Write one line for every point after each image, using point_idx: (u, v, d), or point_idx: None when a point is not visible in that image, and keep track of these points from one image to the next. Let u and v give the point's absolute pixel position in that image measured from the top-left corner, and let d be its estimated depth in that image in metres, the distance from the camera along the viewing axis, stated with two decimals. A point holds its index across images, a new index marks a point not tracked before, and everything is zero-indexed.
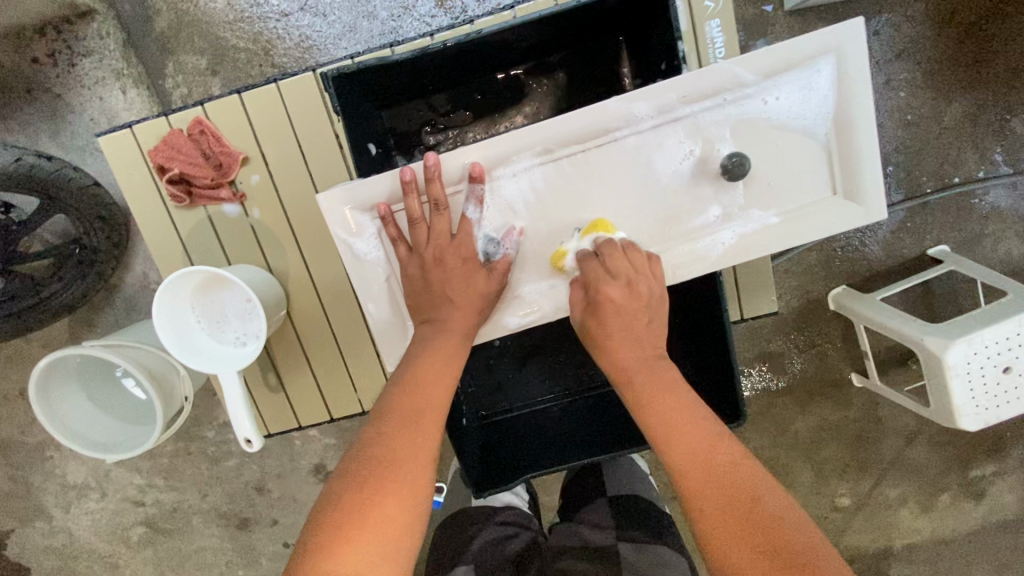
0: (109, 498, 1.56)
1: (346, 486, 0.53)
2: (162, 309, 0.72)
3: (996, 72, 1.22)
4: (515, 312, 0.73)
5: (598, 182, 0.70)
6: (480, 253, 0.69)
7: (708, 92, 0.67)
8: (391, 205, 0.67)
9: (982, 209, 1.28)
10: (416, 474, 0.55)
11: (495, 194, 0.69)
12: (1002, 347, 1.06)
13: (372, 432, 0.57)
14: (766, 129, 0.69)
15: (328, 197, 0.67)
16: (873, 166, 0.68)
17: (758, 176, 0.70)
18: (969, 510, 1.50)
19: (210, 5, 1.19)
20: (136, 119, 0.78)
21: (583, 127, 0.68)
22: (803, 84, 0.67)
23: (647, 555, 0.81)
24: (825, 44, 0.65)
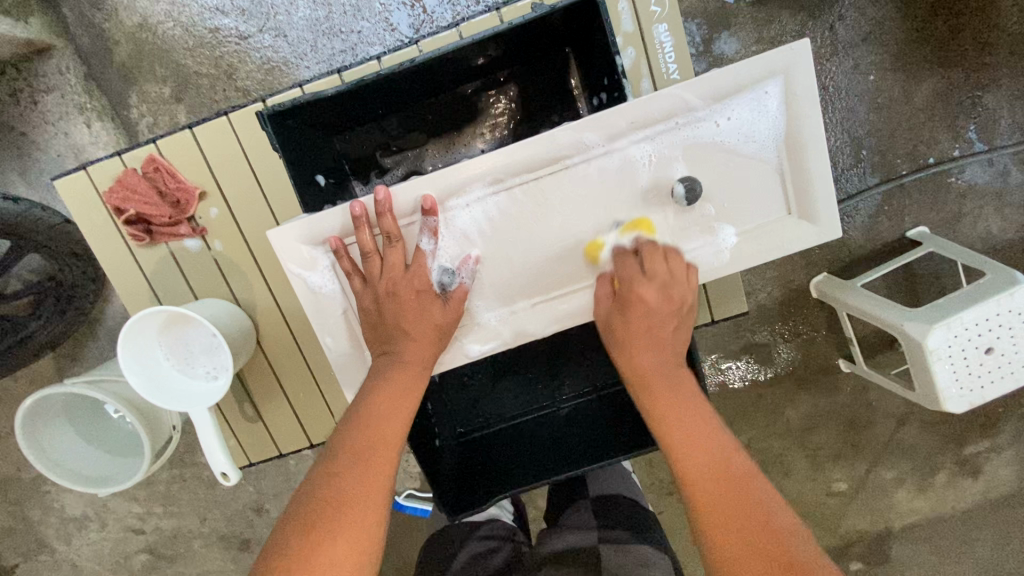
0: (109, 528, 1.57)
1: (296, 527, 0.54)
2: (127, 351, 0.72)
3: (965, 50, 1.21)
4: (475, 340, 0.73)
5: (553, 207, 0.69)
6: (436, 283, 0.70)
7: (658, 116, 0.67)
8: (344, 238, 0.68)
9: (960, 187, 1.27)
10: (365, 510, 0.56)
11: (450, 225, 0.69)
12: (982, 328, 1.05)
13: (322, 471, 0.58)
14: (719, 149, 0.68)
15: (278, 232, 0.67)
16: (826, 185, 0.68)
17: (711, 194, 0.70)
18: (966, 487, 1.50)
19: (170, 33, 1.19)
20: (89, 160, 0.78)
21: (534, 153, 0.67)
22: (754, 107, 0.66)
23: (628, 553, 0.80)
24: (772, 64, 0.65)
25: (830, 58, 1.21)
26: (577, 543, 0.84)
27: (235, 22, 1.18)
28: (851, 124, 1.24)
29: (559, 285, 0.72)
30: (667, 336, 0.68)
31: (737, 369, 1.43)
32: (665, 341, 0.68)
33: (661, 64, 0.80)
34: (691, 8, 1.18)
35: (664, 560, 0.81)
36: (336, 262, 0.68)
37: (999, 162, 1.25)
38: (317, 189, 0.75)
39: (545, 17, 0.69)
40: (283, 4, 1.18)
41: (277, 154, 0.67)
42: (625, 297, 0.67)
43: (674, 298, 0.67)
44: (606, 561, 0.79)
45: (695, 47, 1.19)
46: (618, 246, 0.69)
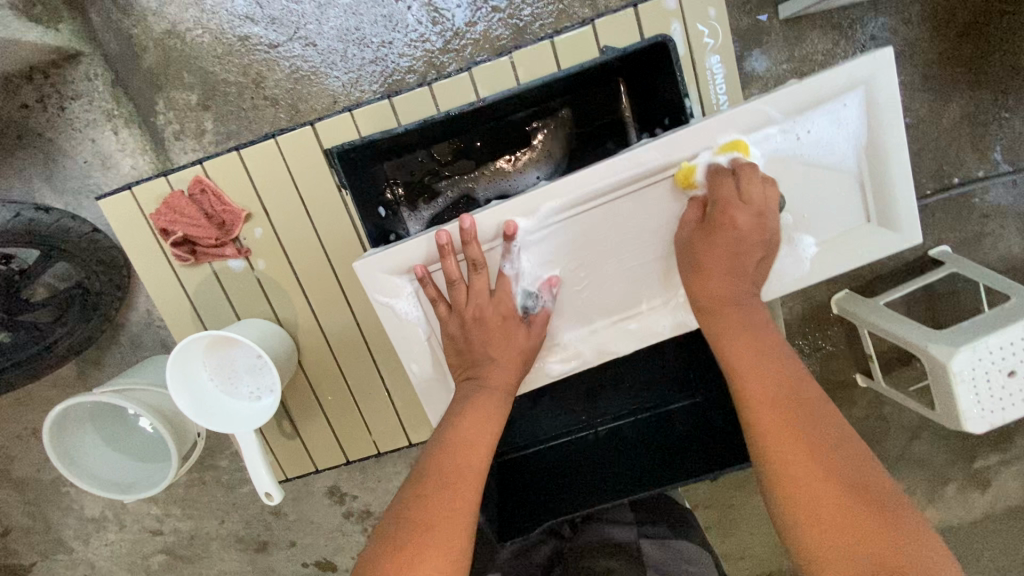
0: (127, 529, 1.58)
1: (382, 550, 0.56)
2: (175, 372, 0.72)
3: (994, 72, 1.21)
4: (557, 359, 0.74)
5: (633, 229, 0.70)
6: (519, 307, 0.70)
7: (740, 134, 0.67)
8: (428, 266, 0.69)
9: (983, 208, 1.28)
10: (449, 538, 0.56)
11: (531, 248, 0.70)
12: (1006, 352, 1.07)
13: (411, 493, 0.59)
14: (798, 165, 0.68)
15: (364, 262, 0.68)
16: (904, 191, 0.69)
17: (793, 211, 0.70)
18: (975, 499, 1.53)
19: (198, 40, 1.18)
20: (135, 181, 0.77)
21: (616, 176, 0.67)
22: (832, 121, 0.66)
23: (670, 550, 0.78)
24: (850, 78, 0.65)
25: None
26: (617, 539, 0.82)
27: (264, 30, 1.18)
28: None
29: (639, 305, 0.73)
30: (751, 265, 0.66)
31: None
32: (750, 270, 0.66)
33: (712, 97, 0.79)
34: None
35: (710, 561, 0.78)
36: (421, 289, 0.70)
37: None
38: (381, 217, 0.83)
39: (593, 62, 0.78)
40: (315, 13, 1.17)
41: (342, 187, 0.78)
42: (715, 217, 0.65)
43: (727, 295, 0.66)
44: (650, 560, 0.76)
45: None
46: (714, 165, 0.66)
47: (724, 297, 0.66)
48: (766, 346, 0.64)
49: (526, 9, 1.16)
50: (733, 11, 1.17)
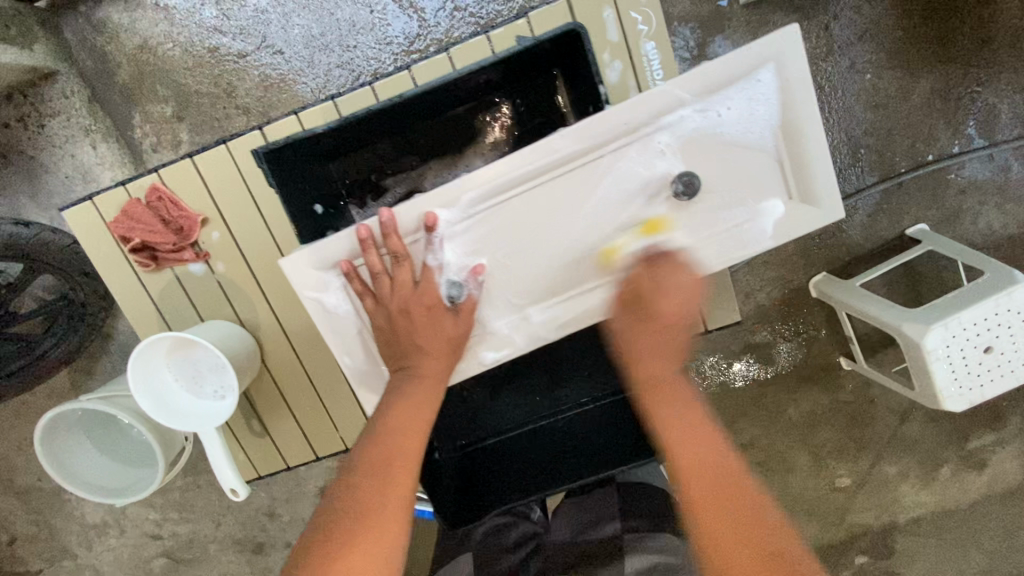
0: (128, 534, 1.62)
1: (319, 538, 0.58)
2: (137, 374, 0.75)
3: (964, 46, 1.20)
4: (490, 349, 0.76)
5: (554, 215, 0.71)
6: (445, 297, 0.72)
7: (652, 116, 0.68)
8: (353, 260, 0.71)
9: (960, 184, 1.26)
10: (389, 517, 0.59)
11: (453, 238, 0.72)
12: (980, 328, 1.05)
13: (342, 484, 0.62)
14: (717, 144, 0.69)
15: (291, 259, 0.71)
16: (824, 166, 0.69)
17: (712, 191, 0.71)
18: (970, 481, 1.51)
19: (170, 53, 1.21)
20: (96, 191, 0.80)
21: (532, 164, 0.69)
22: (746, 100, 0.67)
23: (650, 542, 0.82)
24: (760, 55, 0.66)
25: (825, 58, 1.21)
26: (599, 535, 0.86)
27: (233, 40, 1.21)
28: (848, 123, 1.24)
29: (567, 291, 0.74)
30: (666, 346, 0.69)
31: (741, 367, 1.43)
32: (666, 355, 0.69)
33: (648, 74, 0.81)
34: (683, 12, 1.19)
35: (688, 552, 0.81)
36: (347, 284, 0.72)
37: (1001, 157, 1.25)
38: (314, 218, 0.80)
39: (520, 52, 0.74)
40: (280, 21, 1.20)
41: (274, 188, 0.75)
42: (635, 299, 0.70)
43: (671, 317, 0.68)
44: (627, 548, 0.81)
45: (689, 51, 1.20)
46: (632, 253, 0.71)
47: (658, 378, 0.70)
48: (678, 404, 0.69)
49: (487, 7, 1.17)
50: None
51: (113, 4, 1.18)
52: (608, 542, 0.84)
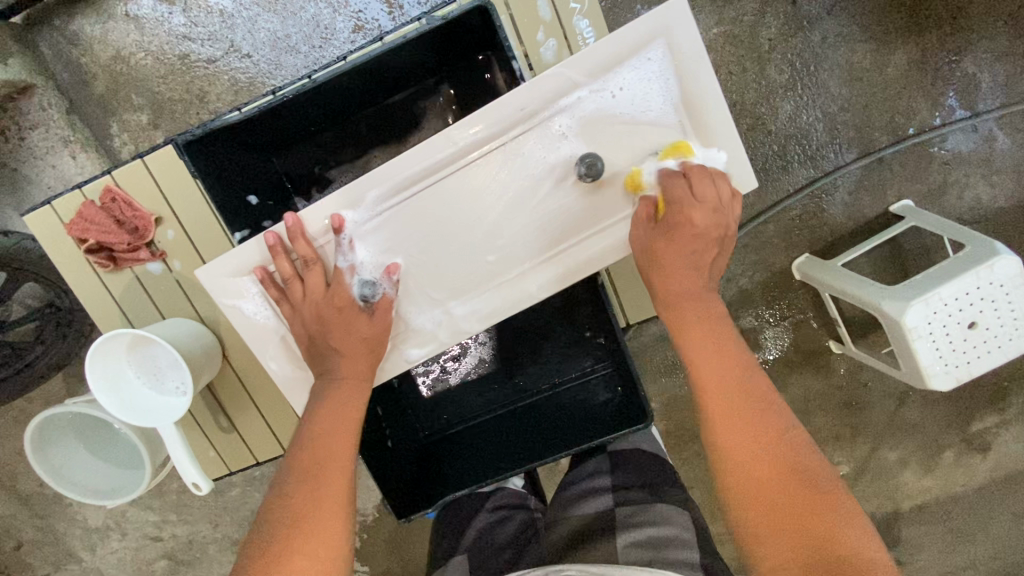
0: (129, 537, 1.65)
1: (256, 552, 0.61)
2: (95, 371, 0.76)
3: (938, 15, 1.17)
4: (415, 344, 0.78)
5: (462, 207, 0.74)
6: (358, 297, 0.73)
7: (547, 102, 0.71)
8: (265, 267, 0.74)
9: (943, 157, 1.22)
10: (324, 525, 0.63)
11: (364, 236, 0.74)
12: (963, 303, 1.02)
13: (278, 493, 0.65)
14: (615, 126, 0.72)
15: (205, 270, 0.74)
16: (727, 135, 0.70)
17: (617, 173, 0.73)
18: (975, 465, 1.45)
19: (142, 62, 1.23)
20: (52, 196, 0.83)
21: (433, 158, 0.72)
22: (636, 77, 0.70)
23: (646, 514, 0.74)
24: (649, 31, 0.69)
25: (794, 34, 1.19)
26: (592, 513, 0.78)
27: (202, 47, 1.23)
28: (823, 100, 1.21)
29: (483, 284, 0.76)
30: (692, 256, 0.70)
31: None
32: (693, 265, 0.71)
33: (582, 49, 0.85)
34: None
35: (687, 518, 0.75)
36: (264, 291, 0.75)
37: (984, 128, 1.21)
38: (250, 209, 0.80)
39: (441, 27, 0.71)
40: (246, 25, 1.22)
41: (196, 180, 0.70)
42: (673, 224, 0.70)
43: (706, 233, 0.70)
44: (621, 523, 0.74)
45: None
46: (662, 171, 0.71)
47: (681, 296, 0.71)
48: (717, 334, 0.70)
49: None
50: None
51: (86, 17, 1.22)
52: (602, 520, 0.76)
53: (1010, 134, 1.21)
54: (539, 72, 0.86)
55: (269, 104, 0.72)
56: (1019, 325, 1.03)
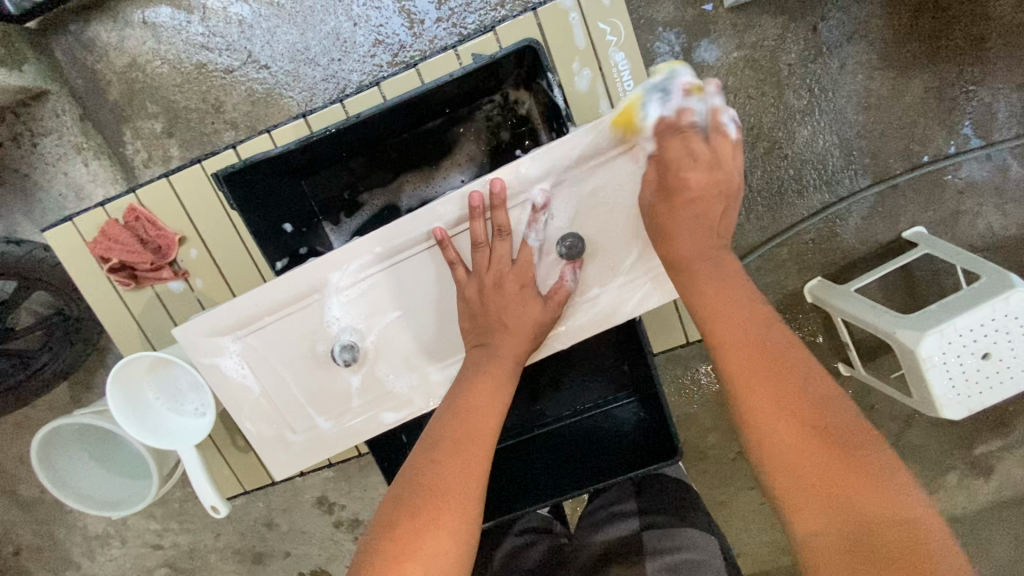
0: (129, 544, 1.63)
1: (399, 517, 0.56)
2: (117, 393, 0.77)
3: (956, 45, 1.18)
4: (389, 409, 0.80)
5: (441, 278, 0.77)
6: (339, 360, 0.77)
7: (539, 178, 0.74)
8: (243, 328, 0.77)
9: (957, 184, 1.23)
10: (465, 504, 0.58)
11: (346, 300, 0.77)
12: (977, 334, 1.03)
13: (423, 462, 0.61)
14: (596, 205, 0.75)
15: (183, 329, 0.76)
16: (708, 219, 0.75)
17: (598, 249, 0.76)
18: (978, 488, 1.45)
19: (158, 70, 1.22)
20: (76, 213, 0.83)
21: (419, 229, 0.75)
22: (620, 162, 0.73)
23: (674, 538, 0.76)
24: (637, 117, 0.72)
25: (814, 60, 1.19)
26: (619, 537, 0.81)
27: (220, 56, 1.22)
28: (839, 125, 1.22)
29: (458, 351, 0.79)
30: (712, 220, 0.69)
31: None
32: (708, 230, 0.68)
33: (617, 81, 0.86)
34: (668, 17, 1.19)
35: (712, 543, 0.77)
36: (243, 352, 0.78)
37: (998, 157, 1.22)
38: (283, 236, 0.81)
39: (483, 65, 0.73)
40: (264, 37, 1.21)
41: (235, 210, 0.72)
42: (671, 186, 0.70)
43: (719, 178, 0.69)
44: (650, 549, 0.76)
45: (675, 56, 1.20)
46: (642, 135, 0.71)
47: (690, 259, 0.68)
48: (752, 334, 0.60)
49: (471, 17, 1.18)
50: (678, 3, 1.18)
51: (103, 23, 1.20)
52: (629, 541, 0.79)
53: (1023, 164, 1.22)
54: (572, 100, 0.86)
55: (309, 135, 0.73)
56: None
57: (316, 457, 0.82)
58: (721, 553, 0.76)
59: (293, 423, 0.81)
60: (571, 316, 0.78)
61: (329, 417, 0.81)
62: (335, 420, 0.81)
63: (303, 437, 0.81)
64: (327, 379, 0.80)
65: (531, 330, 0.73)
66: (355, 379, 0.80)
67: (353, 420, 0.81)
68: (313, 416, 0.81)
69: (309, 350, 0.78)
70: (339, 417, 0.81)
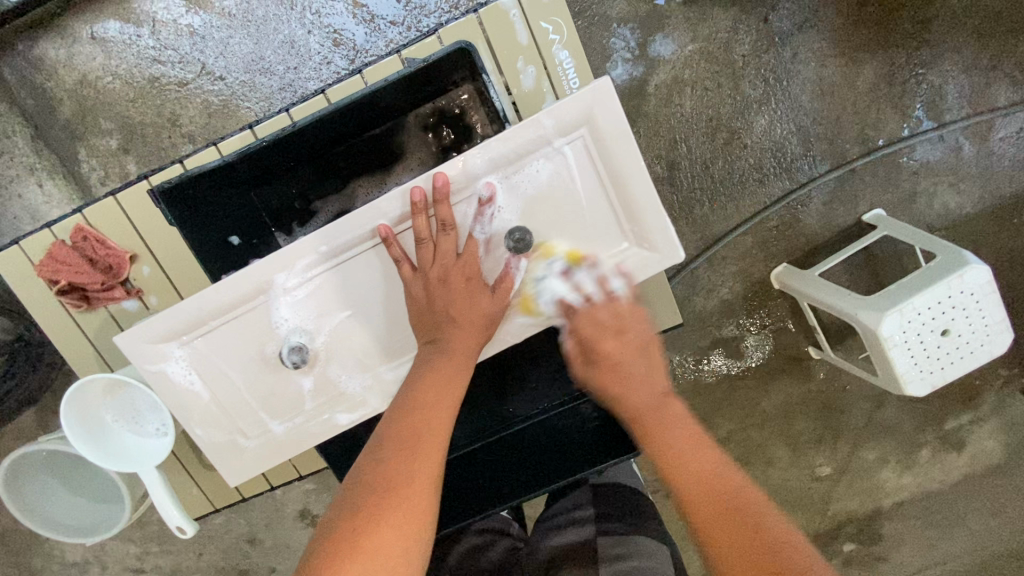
0: (109, 570, 1.59)
1: (350, 508, 0.57)
2: (71, 420, 0.76)
3: (904, 29, 1.20)
4: (343, 409, 0.81)
5: (389, 277, 0.76)
6: (289, 362, 0.76)
7: (484, 172, 0.74)
8: (187, 335, 0.75)
9: (912, 166, 1.26)
10: (414, 499, 0.58)
11: (293, 303, 0.76)
12: (935, 311, 1.05)
13: (376, 454, 0.61)
14: (542, 199, 0.75)
15: (125, 338, 0.73)
16: (655, 212, 0.74)
17: (547, 241, 0.76)
18: (951, 462, 1.48)
19: (109, 86, 1.20)
20: (21, 235, 0.82)
21: (364, 229, 0.73)
22: (563, 155, 0.73)
23: (623, 544, 0.78)
24: (577, 112, 0.71)
25: (767, 50, 1.21)
26: (571, 540, 0.83)
27: (173, 69, 1.20)
28: (796, 113, 1.24)
29: (410, 348, 0.79)
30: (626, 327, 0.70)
31: (712, 363, 1.40)
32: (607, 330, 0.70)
33: (562, 78, 0.86)
34: (622, 13, 1.20)
35: (663, 551, 0.78)
36: (190, 358, 0.76)
37: (950, 138, 1.25)
38: (229, 249, 0.81)
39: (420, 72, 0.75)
40: (217, 47, 1.19)
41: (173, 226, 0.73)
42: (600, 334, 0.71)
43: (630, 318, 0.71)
44: (599, 553, 0.77)
45: (631, 51, 1.21)
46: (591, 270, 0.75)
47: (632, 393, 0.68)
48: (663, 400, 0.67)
49: (425, 20, 1.18)
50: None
51: (50, 40, 1.18)
52: (581, 545, 0.80)
53: (974, 143, 1.25)
54: (520, 100, 0.87)
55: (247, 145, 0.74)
56: (988, 331, 1.07)
57: (272, 461, 0.83)
58: (670, 562, 0.77)
59: (246, 429, 0.81)
60: (521, 309, 0.79)
61: (283, 420, 0.81)
62: (288, 422, 0.81)
63: (257, 442, 0.81)
64: (278, 383, 0.79)
65: (480, 324, 0.74)
66: (306, 382, 0.79)
67: (306, 422, 0.81)
68: (266, 421, 0.81)
69: (259, 354, 0.77)
70: (292, 419, 0.81)
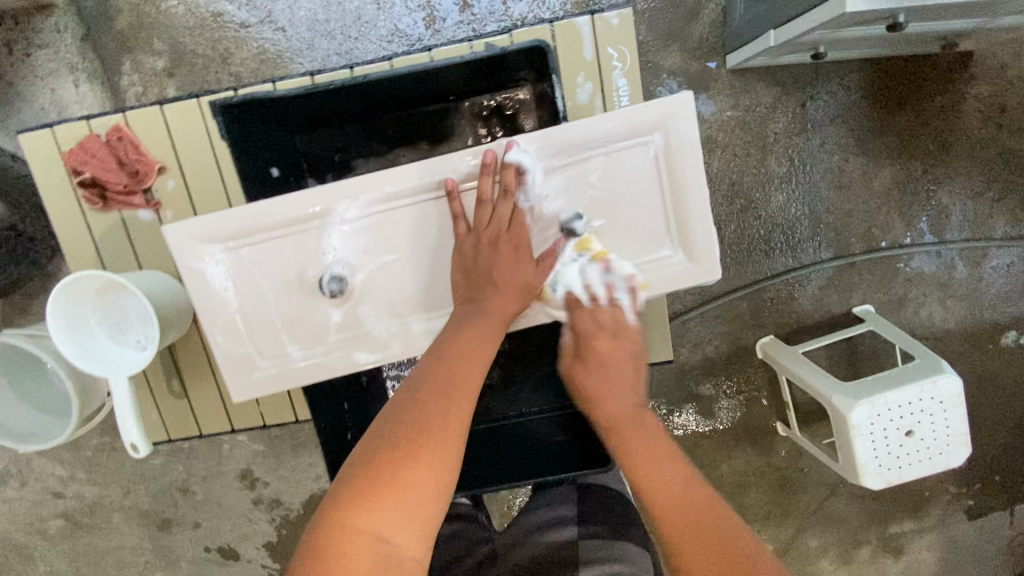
0: (28, 488, 1.53)
1: (382, 443, 0.58)
2: (56, 311, 0.75)
3: (925, 146, 1.28)
4: (365, 349, 0.81)
5: (441, 231, 0.78)
6: (327, 290, 0.77)
7: (555, 151, 0.76)
8: (235, 240, 0.75)
9: (907, 273, 1.32)
10: (444, 445, 0.59)
11: (346, 232, 0.77)
12: (904, 410, 1.09)
13: (409, 399, 0.62)
14: (603, 191, 0.78)
15: (174, 228, 0.74)
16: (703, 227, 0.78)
17: (600, 232, 0.79)
18: (887, 566, 1.51)
19: (171, 9, 1.22)
20: (57, 121, 0.83)
21: (429, 179, 0.76)
22: (634, 154, 0.77)
23: (608, 549, 0.82)
24: (656, 116, 0.74)
25: (798, 133, 1.28)
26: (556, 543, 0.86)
27: (238, 9, 1.22)
28: (812, 198, 1.30)
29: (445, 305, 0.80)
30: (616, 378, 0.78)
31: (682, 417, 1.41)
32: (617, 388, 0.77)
33: (615, 103, 0.87)
34: (674, 65, 1.26)
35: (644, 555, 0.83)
36: (232, 262, 0.77)
37: (947, 256, 1.31)
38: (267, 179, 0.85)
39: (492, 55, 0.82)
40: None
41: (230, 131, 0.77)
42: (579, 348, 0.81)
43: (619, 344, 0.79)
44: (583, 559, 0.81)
45: None
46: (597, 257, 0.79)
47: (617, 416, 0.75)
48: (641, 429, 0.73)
49: (490, 26, 1.23)
50: (684, 54, 1.25)
51: None
52: (566, 548, 0.84)
53: (967, 265, 1.32)
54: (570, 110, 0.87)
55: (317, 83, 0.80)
56: (948, 440, 1.11)
57: (282, 386, 0.81)
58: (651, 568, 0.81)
59: (265, 347, 0.80)
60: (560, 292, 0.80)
61: (303, 347, 0.81)
62: (307, 350, 0.81)
63: (272, 365, 0.80)
64: (309, 308, 0.79)
65: (520, 290, 0.75)
66: (335, 314, 0.80)
67: (326, 354, 0.81)
68: (286, 344, 0.80)
69: (298, 275, 0.78)
70: (312, 348, 0.81)
